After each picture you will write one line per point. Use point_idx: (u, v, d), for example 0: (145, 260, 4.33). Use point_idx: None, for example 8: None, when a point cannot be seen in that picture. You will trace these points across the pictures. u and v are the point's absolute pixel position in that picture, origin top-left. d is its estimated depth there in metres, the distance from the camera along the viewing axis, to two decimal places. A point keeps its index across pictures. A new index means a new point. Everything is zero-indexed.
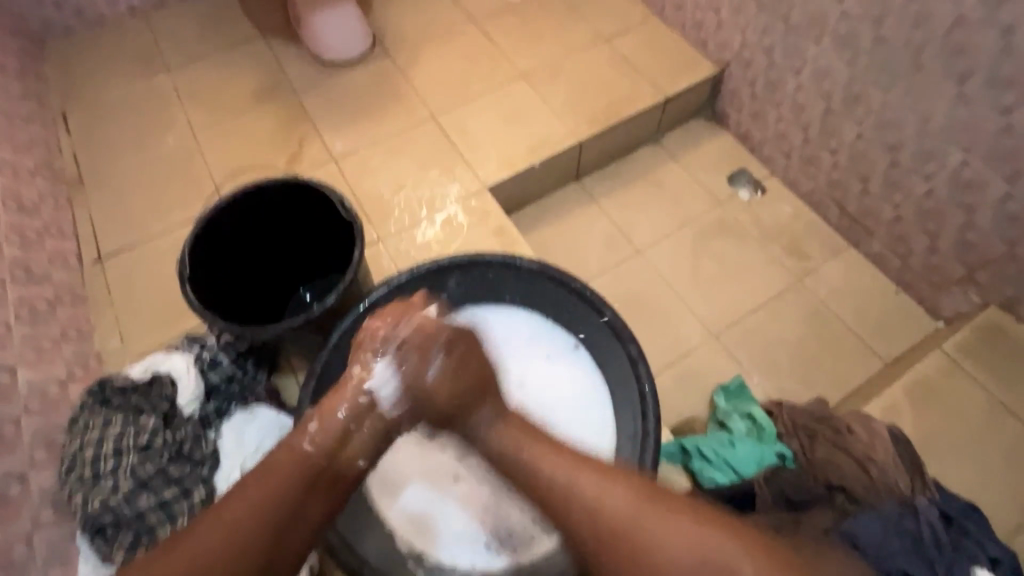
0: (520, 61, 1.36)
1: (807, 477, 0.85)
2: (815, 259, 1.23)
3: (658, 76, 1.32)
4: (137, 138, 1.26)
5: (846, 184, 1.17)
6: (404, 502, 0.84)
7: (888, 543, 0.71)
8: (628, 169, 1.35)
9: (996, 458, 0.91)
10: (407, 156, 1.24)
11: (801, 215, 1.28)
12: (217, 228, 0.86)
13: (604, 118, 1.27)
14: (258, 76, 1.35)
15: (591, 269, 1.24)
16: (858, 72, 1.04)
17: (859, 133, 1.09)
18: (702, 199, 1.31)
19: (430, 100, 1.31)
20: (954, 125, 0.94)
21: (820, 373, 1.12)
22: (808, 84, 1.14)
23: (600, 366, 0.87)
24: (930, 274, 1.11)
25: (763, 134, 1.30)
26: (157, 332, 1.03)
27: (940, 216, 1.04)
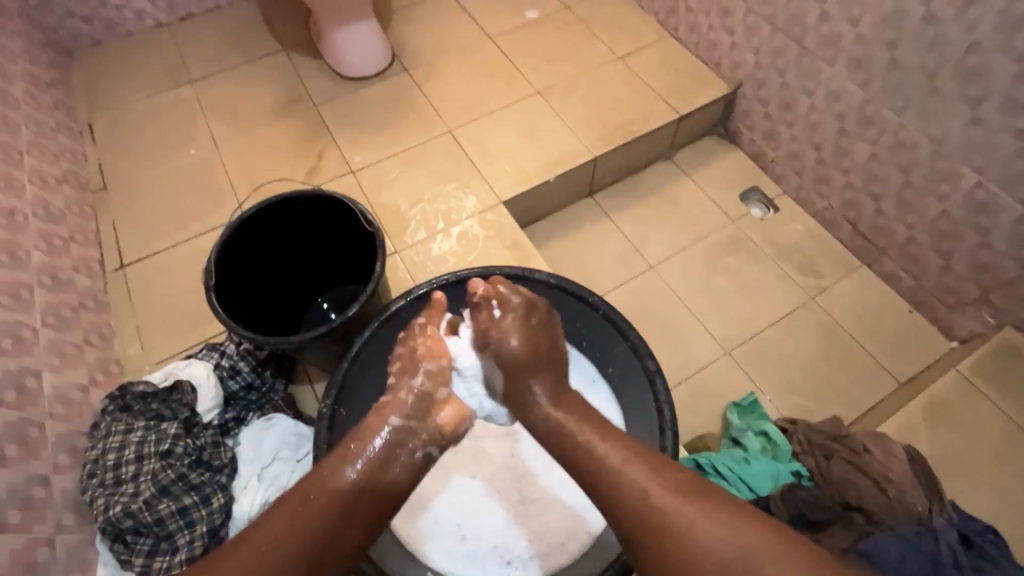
0: (535, 78, 1.38)
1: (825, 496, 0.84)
2: (827, 277, 1.23)
3: (672, 95, 1.34)
4: (161, 148, 1.30)
5: (859, 203, 1.18)
6: (425, 518, 0.83)
7: (909, 563, 0.69)
8: (642, 185, 1.37)
9: (1015, 482, 0.90)
10: (424, 169, 1.26)
11: (813, 233, 1.29)
12: (240, 237, 0.87)
13: (618, 134, 1.29)
14: (279, 90, 1.38)
15: (604, 283, 1.25)
16: (872, 94, 1.06)
17: (872, 153, 1.11)
18: (714, 215, 1.32)
19: (447, 115, 1.34)
20: (968, 146, 0.95)
21: (835, 392, 1.11)
22: (821, 105, 1.16)
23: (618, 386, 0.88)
24: (944, 294, 1.11)
25: (776, 153, 1.32)
26: (176, 339, 1.05)
27: (954, 237, 1.04)
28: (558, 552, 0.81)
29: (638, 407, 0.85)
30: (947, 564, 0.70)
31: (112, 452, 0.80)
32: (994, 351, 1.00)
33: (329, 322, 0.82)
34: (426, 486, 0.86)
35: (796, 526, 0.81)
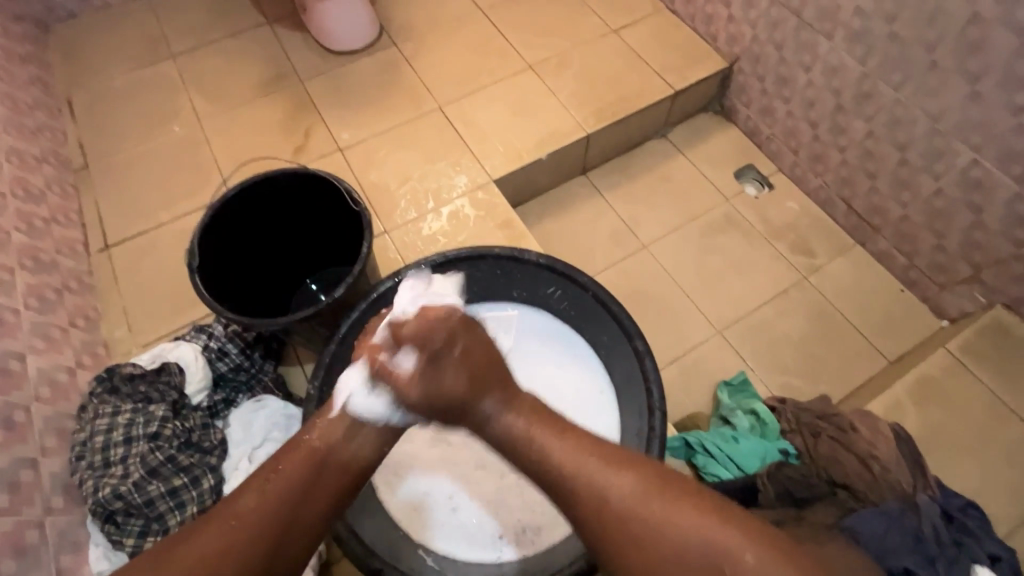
0: (527, 52, 1.35)
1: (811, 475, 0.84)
2: (820, 256, 1.23)
3: (668, 70, 1.31)
4: (143, 125, 1.26)
5: (854, 181, 1.17)
6: (411, 498, 0.81)
7: (890, 540, 0.69)
8: (636, 163, 1.35)
9: (1001, 459, 0.91)
10: (414, 148, 1.24)
11: (808, 211, 1.28)
12: (224, 217, 0.85)
13: (612, 111, 1.27)
14: (265, 65, 1.35)
15: (597, 264, 1.24)
16: (870, 68, 1.03)
17: (868, 131, 1.09)
18: (708, 194, 1.31)
19: (437, 91, 1.31)
20: (965, 123, 0.94)
21: (825, 372, 1.12)
22: (818, 80, 1.14)
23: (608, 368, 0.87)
24: (936, 272, 1.11)
25: (771, 130, 1.30)
26: (165, 321, 1.04)
27: (949, 215, 1.03)
28: (545, 529, 0.79)
29: (628, 384, 0.84)
30: (928, 539, 0.70)
31: (100, 434, 0.80)
32: (983, 331, 1.01)
33: (317, 305, 0.81)
34: (416, 463, 0.84)
35: (781, 504, 0.80)
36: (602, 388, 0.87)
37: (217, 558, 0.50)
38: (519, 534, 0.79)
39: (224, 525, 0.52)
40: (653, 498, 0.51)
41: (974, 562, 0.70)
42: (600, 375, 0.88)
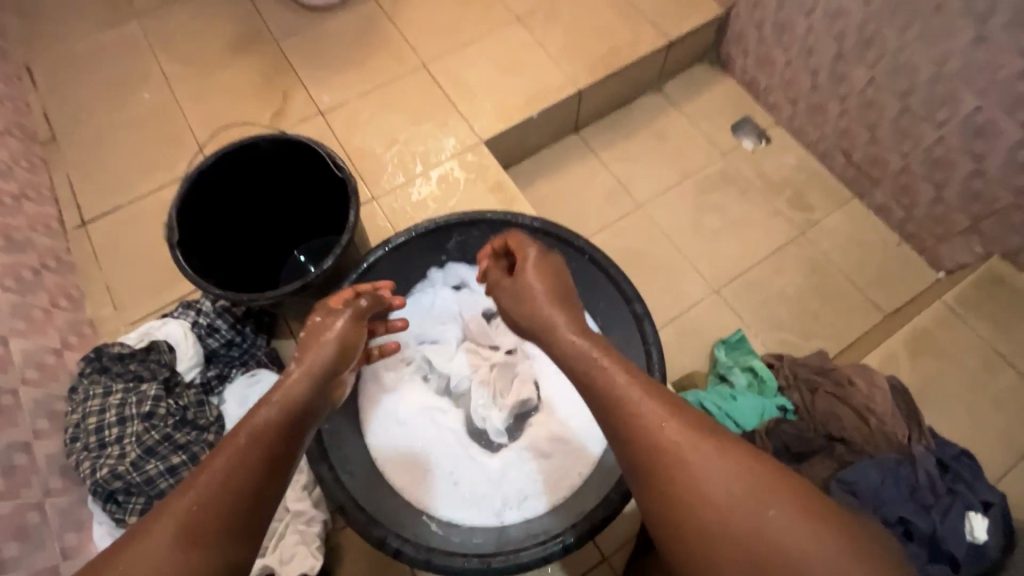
0: (514, 2, 1.28)
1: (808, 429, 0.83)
2: (817, 211, 1.21)
3: (662, 18, 1.25)
4: (112, 92, 1.20)
5: (853, 132, 1.14)
6: (412, 466, 0.81)
7: (886, 491, 0.70)
8: (630, 119, 1.31)
9: (992, 407, 0.92)
10: (399, 109, 1.18)
11: (805, 164, 1.25)
12: (200, 188, 0.81)
13: (604, 64, 1.21)
14: (236, 24, 1.27)
15: (592, 225, 1.22)
16: (873, 11, 0.99)
17: (869, 78, 1.05)
18: (704, 149, 1.27)
19: (421, 47, 1.24)
20: (970, 68, 0.90)
21: (821, 327, 1.12)
22: (819, 26, 1.09)
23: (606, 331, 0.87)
24: (933, 225, 1.10)
25: (769, 80, 1.25)
26: (151, 298, 1.01)
27: (949, 164, 1.01)
28: (548, 492, 0.79)
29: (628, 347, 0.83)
30: (922, 490, 0.72)
31: (93, 416, 0.79)
32: (979, 281, 1.00)
33: (305, 277, 0.78)
34: (417, 435, 0.84)
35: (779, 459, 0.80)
36: None
37: (185, 536, 0.43)
38: (522, 497, 0.79)
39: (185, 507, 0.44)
40: (704, 442, 0.47)
41: (968, 508, 0.71)
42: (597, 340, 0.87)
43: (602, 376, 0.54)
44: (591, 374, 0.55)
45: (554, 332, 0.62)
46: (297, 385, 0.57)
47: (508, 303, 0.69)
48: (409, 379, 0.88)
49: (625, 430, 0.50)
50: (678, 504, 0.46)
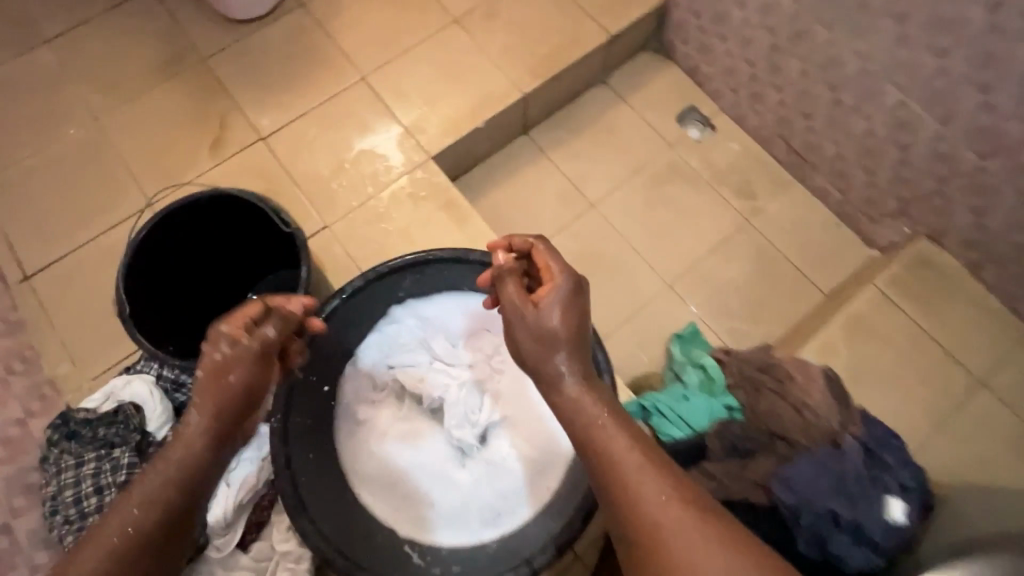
0: (450, 3, 1.24)
1: (750, 427, 0.89)
2: (761, 198, 1.25)
3: (602, 12, 1.23)
4: (34, 131, 1.13)
5: (791, 120, 1.17)
6: (392, 494, 0.84)
7: (817, 485, 0.78)
8: (577, 115, 1.31)
9: (917, 380, 1.01)
10: (343, 127, 1.16)
11: (749, 151, 1.28)
12: (144, 252, 0.81)
13: (548, 65, 1.20)
14: (158, 44, 1.20)
15: (547, 228, 1.24)
16: (803, 7, 1.00)
17: (803, 70, 1.08)
18: (651, 142, 1.29)
19: (358, 57, 1.20)
20: (892, 65, 0.94)
21: (768, 312, 1.18)
22: (754, 18, 1.10)
23: None
24: (867, 207, 1.15)
25: (710, 68, 1.26)
26: (108, 351, 1.00)
27: (878, 153, 1.06)
28: (521, 507, 0.81)
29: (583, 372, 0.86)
30: (850, 480, 0.79)
31: (71, 486, 0.83)
32: (906, 265, 1.08)
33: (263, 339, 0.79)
34: (394, 462, 0.86)
35: (726, 457, 0.86)
36: None
37: None
38: (498, 514, 0.82)
39: (111, 539, 0.55)
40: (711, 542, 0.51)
41: (886, 492, 0.79)
42: None
43: (603, 436, 0.58)
44: (592, 434, 0.59)
45: (558, 381, 0.63)
46: (197, 441, 0.62)
47: (516, 336, 0.67)
48: (382, 407, 0.89)
49: (629, 511, 0.54)
50: None
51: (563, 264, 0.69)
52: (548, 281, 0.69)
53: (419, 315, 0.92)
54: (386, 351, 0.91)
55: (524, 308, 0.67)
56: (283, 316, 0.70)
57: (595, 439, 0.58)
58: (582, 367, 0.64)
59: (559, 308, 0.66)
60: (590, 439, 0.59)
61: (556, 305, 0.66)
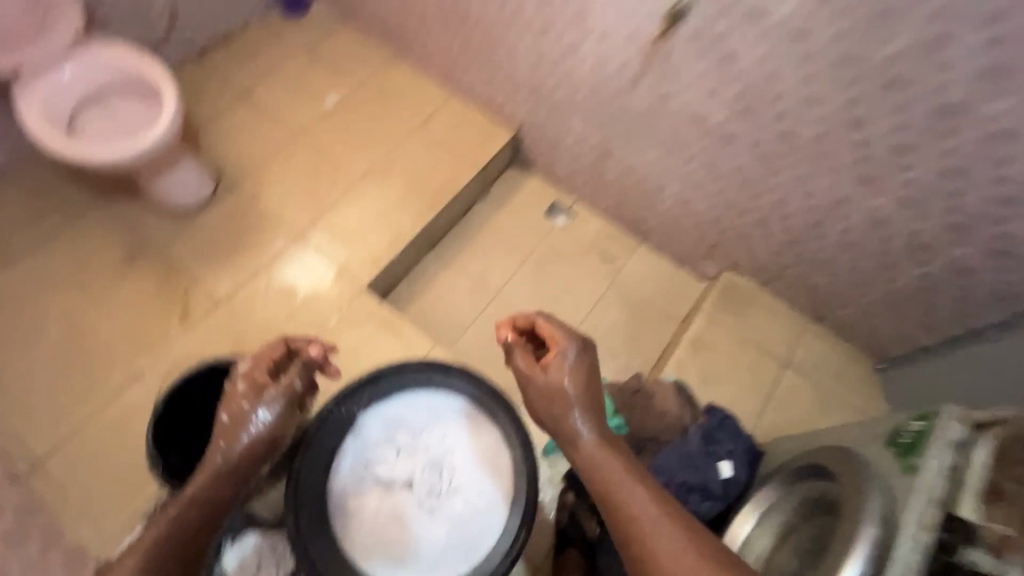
0: (354, 166, 1.60)
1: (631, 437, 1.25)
2: (620, 261, 1.64)
3: (471, 151, 1.63)
4: (20, 338, 1.34)
5: (623, 204, 1.58)
6: (385, 561, 1.07)
7: (671, 467, 1.13)
8: (471, 226, 1.68)
9: (744, 374, 1.40)
10: (287, 279, 1.46)
11: (603, 227, 1.68)
12: (165, 424, 1.06)
13: (439, 198, 1.58)
14: (117, 243, 1.46)
15: (465, 320, 1.57)
16: (603, 137, 1.42)
17: (618, 174, 1.49)
18: (530, 235, 1.67)
19: (289, 222, 1.52)
20: (668, 168, 1.35)
21: (643, 346, 1.56)
22: (575, 143, 1.51)
23: (489, 424, 1.15)
24: (691, 257, 1.55)
25: (560, 175, 1.67)
26: (124, 509, 1.20)
27: (682, 221, 1.46)
28: (484, 545, 1.07)
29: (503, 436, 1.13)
30: (693, 457, 1.13)
31: None
32: (717, 295, 1.47)
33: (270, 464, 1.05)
34: (381, 536, 1.09)
35: None
36: (489, 438, 1.14)
37: None
38: (468, 555, 1.07)
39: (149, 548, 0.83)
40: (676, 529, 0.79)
41: (718, 459, 1.13)
42: (487, 430, 1.15)
43: (623, 491, 0.83)
44: (612, 488, 0.83)
45: (574, 429, 0.89)
46: (230, 470, 0.91)
47: (536, 395, 0.93)
48: (363, 495, 1.12)
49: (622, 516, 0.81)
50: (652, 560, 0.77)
51: (562, 332, 0.95)
52: (554, 347, 0.94)
53: (379, 415, 1.16)
54: (356, 451, 1.14)
55: (541, 373, 0.92)
56: (307, 367, 0.99)
57: (615, 494, 0.83)
58: (592, 415, 0.90)
59: (572, 372, 0.91)
60: (601, 477, 0.85)
61: (564, 368, 0.92)
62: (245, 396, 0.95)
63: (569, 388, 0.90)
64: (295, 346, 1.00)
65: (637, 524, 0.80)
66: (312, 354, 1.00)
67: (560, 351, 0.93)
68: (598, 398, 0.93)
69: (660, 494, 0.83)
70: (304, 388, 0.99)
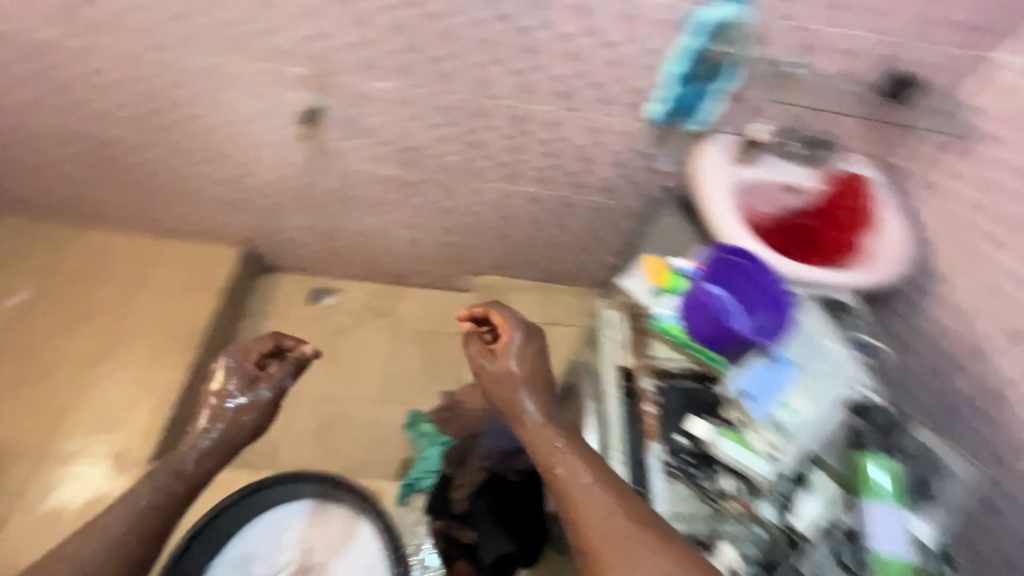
0: (77, 352, 1.47)
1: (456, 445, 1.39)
2: (394, 309, 1.78)
3: (201, 281, 1.60)
4: None
5: (370, 264, 1.72)
6: None
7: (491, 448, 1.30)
8: (241, 348, 1.66)
9: None
10: (47, 503, 1.29)
11: (367, 289, 1.79)
12: None
13: (189, 340, 1.51)
14: None
15: (274, 435, 1.56)
16: (315, 219, 1.56)
17: (347, 242, 1.63)
18: (303, 328, 1.71)
19: (23, 444, 1.35)
20: (381, 222, 1.55)
21: (446, 369, 1.70)
22: (296, 232, 1.61)
23: (345, 519, 1.04)
24: (447, 278, 1.76)
25: (304, 264, 1.73)
26: None
27: (420, 255, 1.67)
28: None
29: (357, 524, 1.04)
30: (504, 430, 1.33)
31: None
32: (478, 297, 1.74)
33: None
34: None
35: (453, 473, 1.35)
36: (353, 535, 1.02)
37: None
38: None
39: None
40: (617, 528, 0.71)
41: None
42: (346, 529, 1.03)
43: (565, 462, 0.77)
44: (551, 458, 0.78)
45: (523, 412, 0.84)
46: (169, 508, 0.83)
47: (485, 381, 0.89)
48: None
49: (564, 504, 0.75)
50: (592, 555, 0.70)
51: (511, 319, 0.91)
52: (503, 333, 0.90)
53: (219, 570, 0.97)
54: None
55: (486, 359, 0.89)
56: (297, 364, 1.02)
57: (556, 466, 0.77)
58: (539, 399, 0.85)
59: (514, 359, 0.87)
60: (546, 450, 0.80)
61: (510, 352, 0.88)
62: (225, 385, 0.96)
63: (517, 371, 0.86)
64: (281, 344, 1.03)
65: (575, 513, 0.73)
66: (298, 354, 1.02)
67: (511, 335, 0.89)
68: (550, 379, 0.89)
69: (600, 462, 0.78)
70: (281, 394, 1.00)
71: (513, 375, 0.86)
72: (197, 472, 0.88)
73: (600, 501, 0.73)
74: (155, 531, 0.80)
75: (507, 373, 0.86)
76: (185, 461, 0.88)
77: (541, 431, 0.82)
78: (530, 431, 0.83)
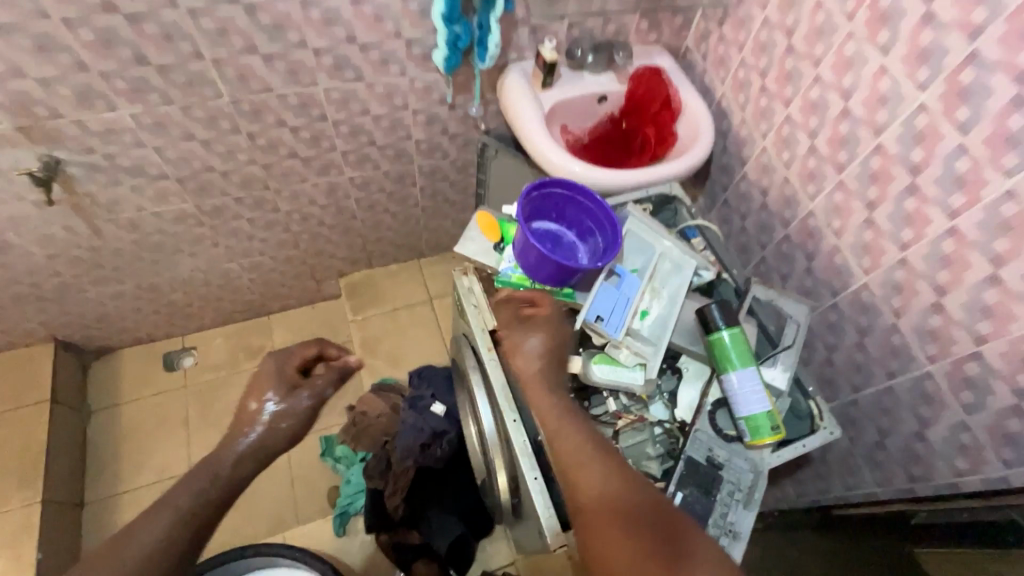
0: None
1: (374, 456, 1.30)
2: (266, 342, 1.66)
3: (23, 393, 1.43)
4: None
5: (218, 305, 1.58)
6: None
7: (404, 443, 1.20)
8: (104, 444, 1.51)
9: (413, 330, 1.61)
10: None
11: (227, 332, 1.66)
12: None
13: (32, 457, 1.37)
14: None
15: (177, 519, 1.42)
16: (129, 282, 1.39)
17: (180, 293, 1.48)
18: (168, 396, 1.58)
19: None
20: (206, 260, 1.41)
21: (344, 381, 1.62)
22: (113, 303, 1.44)
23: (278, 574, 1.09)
24: (311, 291, 1.67)
25: (143, 331, 1.58)
26: None
27: (267, 279, 1.55)
28: None
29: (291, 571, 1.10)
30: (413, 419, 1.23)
31: None
32: (348, 299, 1.64)
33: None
34: None
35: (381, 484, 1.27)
36: None
37: None
38: None
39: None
40: (630, 505, 0.63)
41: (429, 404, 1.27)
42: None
43: (570, 427, 0.71)
44: (557, 425, 0.71)
45: (535, 385, 0.76)
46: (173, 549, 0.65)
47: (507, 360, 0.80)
48: None
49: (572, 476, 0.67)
50: (599, 534, 0.61)
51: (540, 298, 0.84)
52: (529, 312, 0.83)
53: None
54: None
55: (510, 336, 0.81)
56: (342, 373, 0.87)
57: (562, 433, 0.70)
58: (558, 378, 0.77)
59: (530, 329, 0.80)
60: (546, 418, 0.73)
61: (530, 327, 0.80)
62: (265, 387, 0.82)
63: (533, 342, 0.79)
64: (326, 353, 0.90)
65: (583, 478, 0.66)
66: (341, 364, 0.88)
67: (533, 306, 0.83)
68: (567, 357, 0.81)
69: (600, 432, 0.71)
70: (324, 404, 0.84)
71: (528, 344, 0.79)
72: (235, 480, 0.73)
73: (608, 472, 0.66)
74: (170, 566, 0.65)
75: (523, 346, 0.79)
76: (226, 461, 0.74)
77: (568, 420, 0.72)
78: (549, 423, 0.72)
